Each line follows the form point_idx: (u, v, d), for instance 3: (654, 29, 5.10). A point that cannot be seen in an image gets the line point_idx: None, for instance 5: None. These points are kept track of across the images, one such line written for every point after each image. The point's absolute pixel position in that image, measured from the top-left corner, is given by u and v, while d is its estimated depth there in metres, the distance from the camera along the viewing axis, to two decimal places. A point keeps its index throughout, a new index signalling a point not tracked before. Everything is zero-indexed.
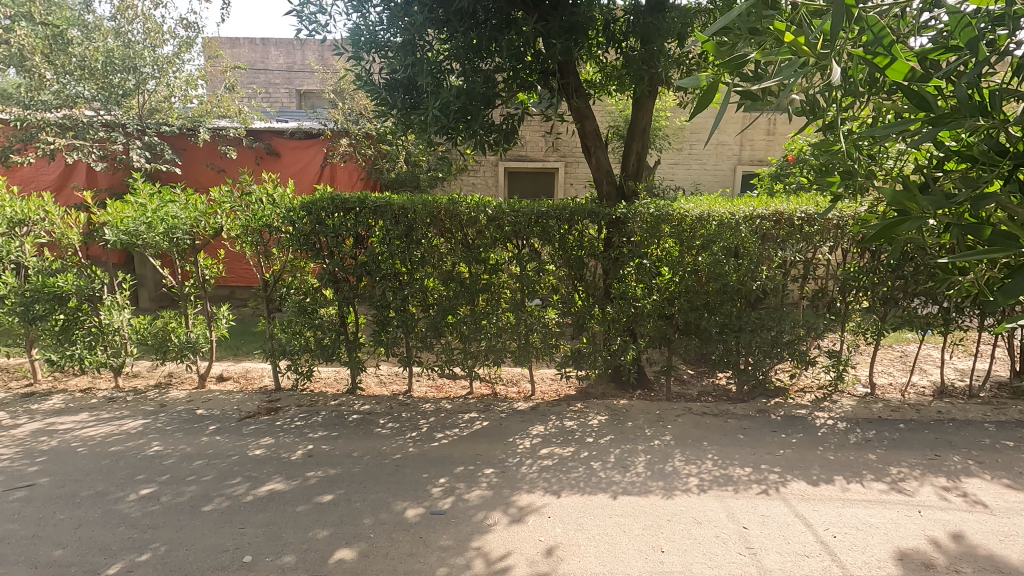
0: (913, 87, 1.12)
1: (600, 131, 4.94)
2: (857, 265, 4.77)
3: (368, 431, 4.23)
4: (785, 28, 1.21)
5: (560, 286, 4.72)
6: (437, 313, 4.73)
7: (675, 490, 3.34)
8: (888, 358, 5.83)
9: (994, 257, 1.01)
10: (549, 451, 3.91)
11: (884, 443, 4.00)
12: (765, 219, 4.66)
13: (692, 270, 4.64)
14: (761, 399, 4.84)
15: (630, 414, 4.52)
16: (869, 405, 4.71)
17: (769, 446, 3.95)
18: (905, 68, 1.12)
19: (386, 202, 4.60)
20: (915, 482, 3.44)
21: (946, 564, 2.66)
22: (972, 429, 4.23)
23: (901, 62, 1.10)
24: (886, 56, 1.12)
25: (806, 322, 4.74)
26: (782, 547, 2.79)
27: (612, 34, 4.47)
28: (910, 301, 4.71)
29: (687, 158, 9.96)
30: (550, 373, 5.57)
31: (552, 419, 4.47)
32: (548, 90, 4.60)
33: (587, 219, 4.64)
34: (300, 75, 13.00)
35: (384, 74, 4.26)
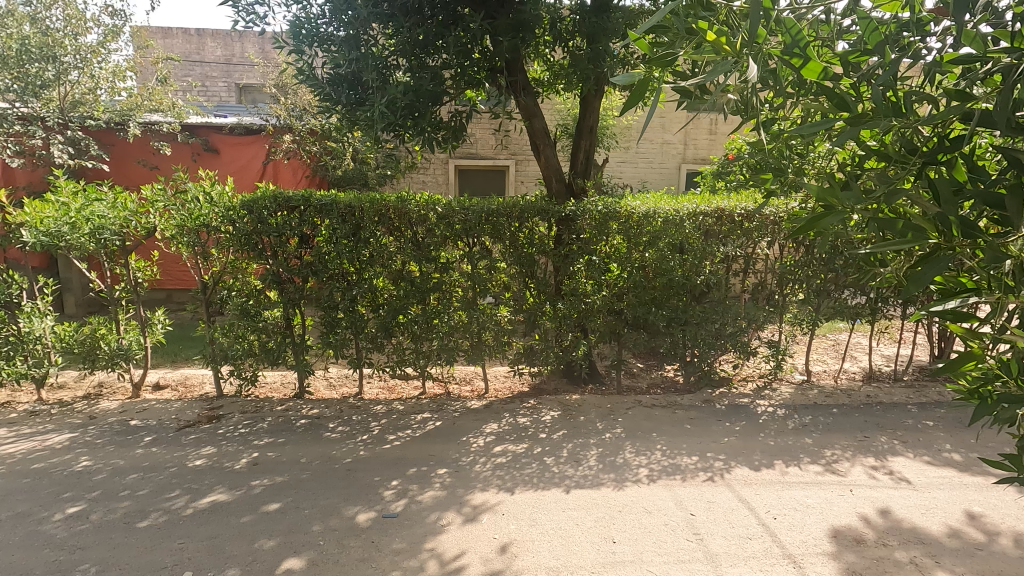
0: (833, 87, 1.14)
1: (548, 129, 4.98)
2: (792, 259, 5.01)
3: (317, 436, 4.11)
4: (709, 28, 1.23)
5: (512, 283, 4.74)
6: (387, 313, 4.64)
7: (626, 481, 3.42)
8: (822, 347, 6.17)
9: (904, 247, 1.03)
10: (503, 449, 3.92)
11: (819, 427, 4.22)
12: (707, 215, 4.84)
13: (639, 266, 4.76)
14: (706, 389, 5.02)
15: (582, 409, 4.59)
16: (805, 391, 4.97)
17: (715, 434, 4.10)
18: (821, 67, 1.16)
19: (331, 200, 4.47)
20: (847, 463, 3.65)
21: (875, 539, 2.83)
22: (897, 411, 4.53)
23: (815, 64, 1.14)
24: (801, 58, 1.15)
25: (747, 314, 4.98)
26: (727, 531, 2.90)
27: (559, 33, 4.50)
28: (841, 292, 5.02)
29: (634, 157, 10.20)
30: (504, 370, 5.58)
31: (506, 417, 4.48)
32: (497, 87, 4.59)
33: (536, 217, 4.67)
34: (239, 68, 12.43)
35: (328, 69, 4.15)
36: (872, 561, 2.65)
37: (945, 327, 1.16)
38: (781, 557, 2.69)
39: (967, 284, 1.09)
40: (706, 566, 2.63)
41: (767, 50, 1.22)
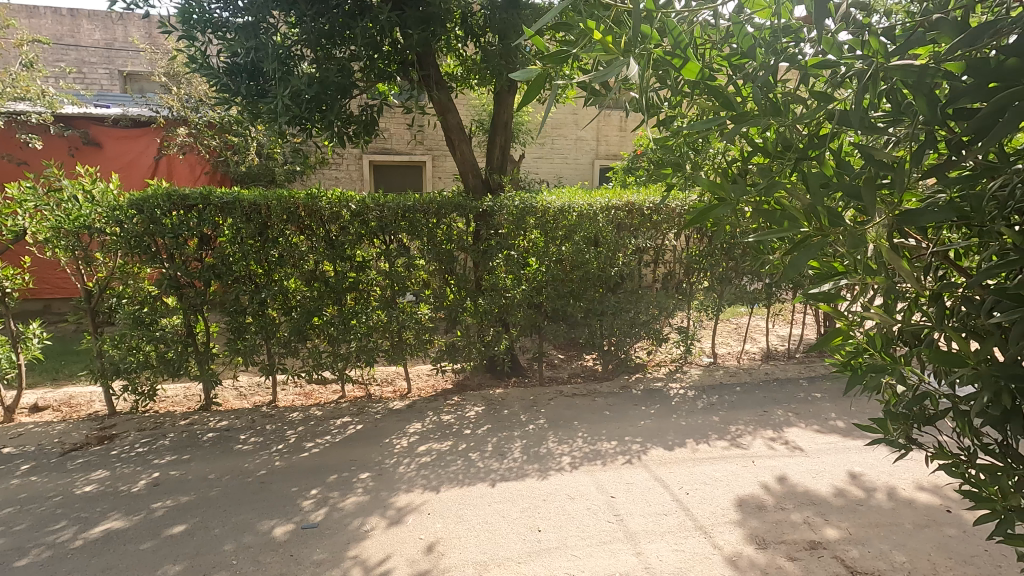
0: (713, 84, 1.11)
1: (463, 124, 4.96)
2: (697, 249, 5.34)
3: (227, 449, 3.86)
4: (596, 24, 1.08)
5: (432, 280, 4.69)
6: (300, 316, 4.41)
7: (549, 470, 3.50)
8: (726, 330, 6.63)
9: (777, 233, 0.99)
10: (427, 448, 3.87)
11: (725, 405, 4.54)
12: (619, 209, 5.05)
13: (556, 259, 4.86)
14: (624, 376, 5.24)
15: (505, 402, 4.64)
16: (712, 372, 5.33)
17: (632, 418, 4.29)
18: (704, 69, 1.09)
19: (234, 198, 4.18)
20: (749, 437, 3.95)
21: (774, 504, 3.08)
22: (791, 385, 4.97)
23: (696, 64, 1.07)
24: (681, 58, 1.10)
25: (658, 303, 5.24)
26: (645, 510, 3.05)
27: (470, 28, 4.53)
28: (740, 278, 5.41)
29: (549, 152, 10.41)
30: (426, 369, 5.52)
31: (429, 415, 4.43)
32: (409, 81, 4.50)
33: (454, 213, 4.64)
34: (122, 54, 11.32)
35: (224, 57, 3.88)
36: (772, 524, 2.88)
37: (817, 308, 1.27)
38: (693, 529, 2.86)
39: (837, 268, 1.17)
40: (627, 544, 2.75)
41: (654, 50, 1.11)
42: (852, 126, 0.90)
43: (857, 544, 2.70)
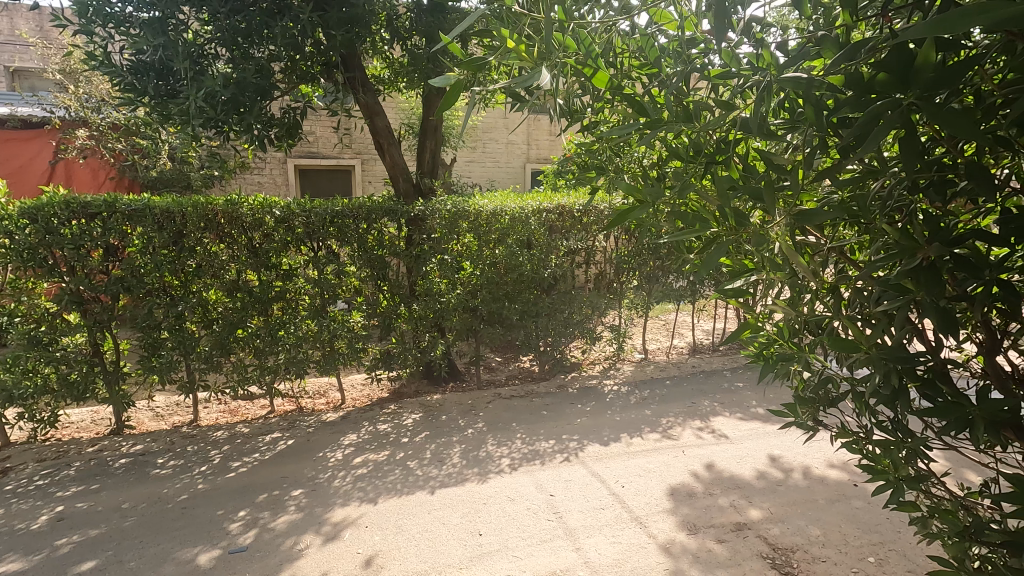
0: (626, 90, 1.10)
1: (392, 128, 4.89)
2: (626, 249, 5.53)
3: (142, 475, 3.59)
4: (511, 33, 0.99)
5: (364, 287, 4.58)
6: (223, 329, 4.18)
7: (489, 473, 3.50)
8: (656, 326, 6.91)
9: (689, 235, 1.04)
10: (363, 459, 3.77)
11: (656, 399, 4.73)
12: (550, 212, 5.15)
13: (490, 263, 4.88)
14: (560, 375, 5.35)
15: (443, 408, 4.60)
16: (643, 367, 5.53)
17: (569, 417, 4.38)
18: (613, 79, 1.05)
19: (143, 205, 3.90)
20: (680, 428, 4.13)
21: (703, 490, 3.24)
22: (716, 376, 5.25)
23: (605, 75, 1.03)
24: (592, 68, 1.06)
25: (591, 303, 5.38)
26: (583, 506, 3.12)
27: (396, 30, 4.44)
28: (667, 277, 5.65)
29: (481, 156, 10.47)
30: (361, 378, 5.38)
31: (365, 425, 4.32)
32: (333, 83, 4.37)
33: (385, 218, 4.55)
34: (7, 48, 10.27)
35: (128, 55, 3.62)
36: (702, 510, 3.02)
37: (729, 302, 1.35)
38: (629, 520, 2.95)
39: (748, 265, 1.24)
40: (566, 541, 2.80)
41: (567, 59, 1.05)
42: (752, 131, 0.96)
43: (778, 523, 2.89)
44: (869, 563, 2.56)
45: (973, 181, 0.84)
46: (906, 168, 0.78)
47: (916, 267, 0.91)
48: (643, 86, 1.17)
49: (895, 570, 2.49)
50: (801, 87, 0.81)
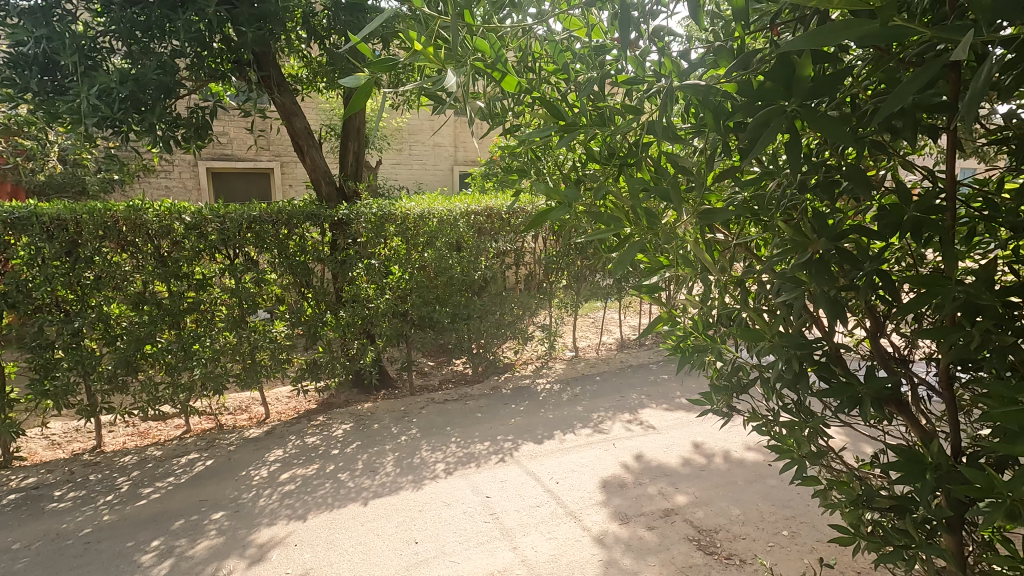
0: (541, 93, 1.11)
1: (311, 129, 4.72)
2: (554, 250, 5.64)
3: (36, 511, 3.25)
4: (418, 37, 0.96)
5: (286, 295, 4.39)
6: (128, 345, 3.86)
7: (424, 480, 3.46)
8: (585, 324, 7.10)
9: (605, 235, 1.06)
10: (290, 475, 3.61)
11: (587, 395, 4.86)
12: (478, 214, 5.18)
13: (419, 266, 4.84)
14: (493, 376, 5.37)
15: (375, 416, 4.49)
16: (574, 364, 5.67)
17: (503, 417, 4.41)
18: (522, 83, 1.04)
19: (29, 212, 3.54)
20: (610, 421, 4.26)
21: (633, 480, 3.36)
22: (643, 369, 5.46)
23: (515, 79, 1.03)
24: (501, 73, 1.05)
25: (521, 303, 5.45)
26: (519, 505, 3.14)
27: (313, 28, 4.29)
28: (594, 276, 5.83)
29: (408, 159, 10.35)
30: (286, 390, 5.14)
31: (292, 439, 4.14)
32: (246, 82, 4.16)
33: (307, 223, 4.38)
34: None
35: (6, 47, 3.27)
36: (633, 500, 3.13)
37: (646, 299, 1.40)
38: (564, 515, 3.01)
39: (662, 262, 1.29)
40: (503, 541, 2.81)
41: (475, 63, 1.02)
42: (659, 135, 0.99)
43: (702, 506, 3.04)
44: (784, 536, 2.74)
45: (852, 180, 0.92)
46: (793, 169, 0.85)
47: (807, 260, 0.99)
48: (559, 90, 1.18)
49: (806, 541, 2.69)
50: (699, 93, 0.85)
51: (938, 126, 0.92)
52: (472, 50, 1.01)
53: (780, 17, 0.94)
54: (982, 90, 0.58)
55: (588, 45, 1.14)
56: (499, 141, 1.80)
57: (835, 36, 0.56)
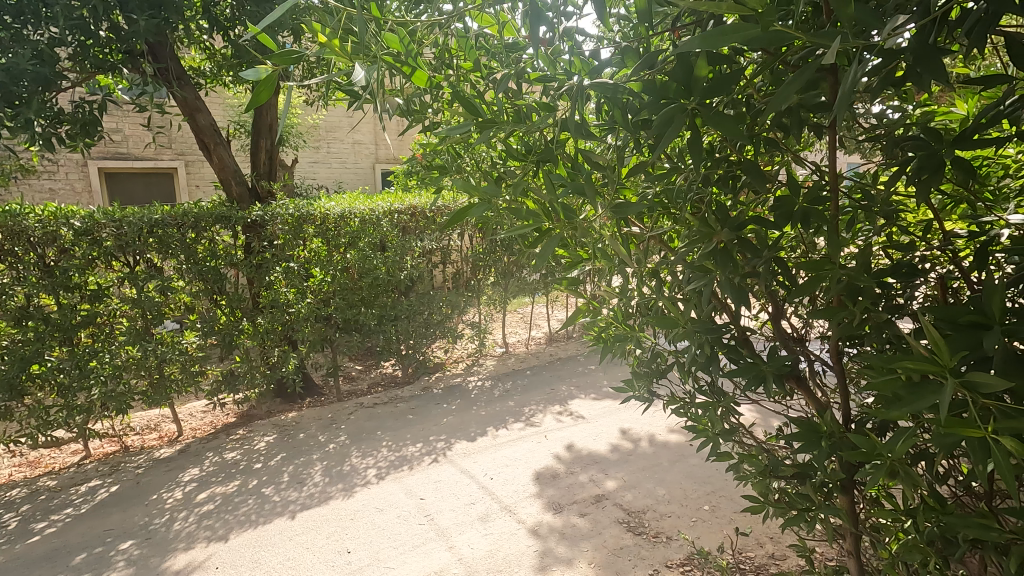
0: (456, 90, 1.10)
1: (217, 125, 4.44)
2: (480, 247, 5.68)
3: None
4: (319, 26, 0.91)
5: (196, 303, 4.12)
6: (11, 366, 3.45)
7: (354, 487, 3.37)
8: (514, 319, 7.19)
9: (525, 231, 1.07)
10: (208, 494, 3.39)
11: (518, 389, 4.92)
12: (401, 213, 5.12)
13: (342, 268, 4.70)
14: (424, 377, 5.30)
15: (301, 425, 4.31)
16: (504, 360, 5.72)
17: (435, 417, 4.37)
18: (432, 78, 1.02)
19: None
20: (541, 414, 4.34)
21: (565, 470, 3.44)
22: (572, 361, 5.61)
23: (424, 73, 1.00)
24: (410, 67, 1.02)
25: (450, 302, 5.43)
26: (454, 504, 3.13)
27: (216, 18, 3.91)
28: (521, 271, 5.90)
29: (326, 157, 10.01)
30: (201, 404, 4.82)
31: (209, 456, 3.89)
32: (140, 74, 3.84)
33: (217, 225, 4.12)
34: None
35: None
36: (565, 489, 3.21)
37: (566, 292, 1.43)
38: (499, 510, 3.03)
39: (582, 255, 1.31)
40: (439, 542, 2.79)
41: (383, 56, 0.98)
42: (572, 132, 1.00)
43: (630, 489, 3.16)
44: (705, 511, 2.91)
45: (749, 175, 0.99)
46: (696, 164, 0.90)
47: (712, 250, 1.05)
48: (476, 87, 1.17)
49: (725, 513, 2.87)
50: (608, 91, 0.88)
51: (821, 125, 1.00)
52: (381, 46, 0.97)
53: (681, 20, 0.98)
54: (848, 94, 0.64)
55: (501, 43, 1.13)
56: (417, 137, 1.78)
57: (724, 39, 0.60)
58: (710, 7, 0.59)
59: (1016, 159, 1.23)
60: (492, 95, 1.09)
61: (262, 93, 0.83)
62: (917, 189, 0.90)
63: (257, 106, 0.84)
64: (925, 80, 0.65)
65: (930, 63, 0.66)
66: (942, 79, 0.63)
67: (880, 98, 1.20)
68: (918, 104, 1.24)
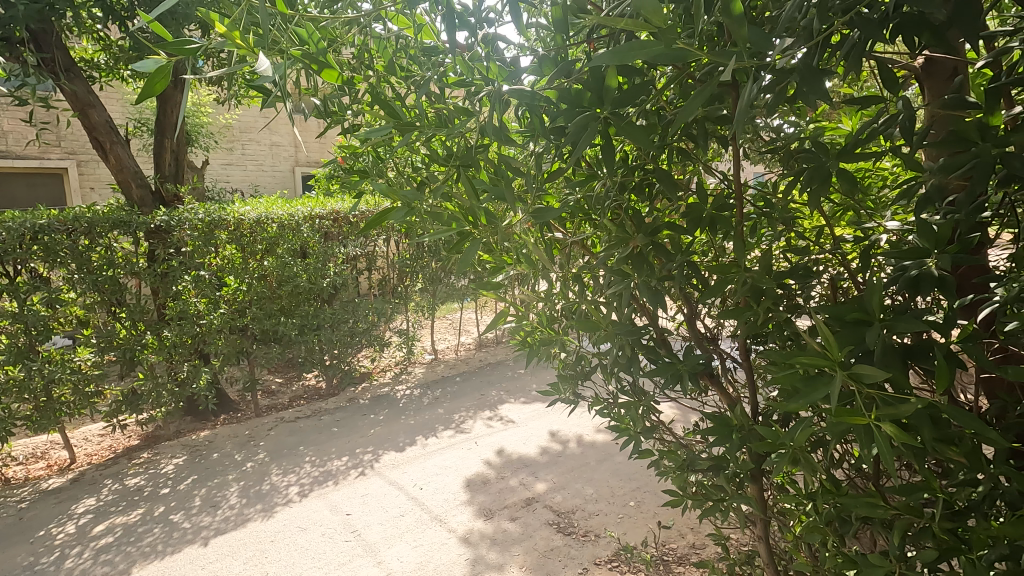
0: (373, 93, 1.07)
1: (114, 122, 4.08)
2: (407, 253, 5.59)
3: None
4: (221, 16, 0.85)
5: (92, 316, 3.77)
6: None
7: (275, 507, 3.19)
8: (444, 326, 7.12)
9: (447, 235, 1.04)
10: (106, 526, 3.09)
11: (448, 396, 4.87)
12: (323, 218, 4.93)
13: (259, 276, 4.46)
14: (349, 388, 5.12)
15: (214, 445, 4.04)
16: (433, 367, 5.65)
17: (362, 429, 4.24)
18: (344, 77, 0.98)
19: None
20: (471, 421, 4.32)
21: (496, 475, 3.44)
22: (501, 366, 5.63)
23: (336, 70, 0.96)
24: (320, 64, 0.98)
25: (376, 309, 5.30)
26: (382, 518, 3.04)
27: (110, 7, 3.53)
28: (449, 277, 5.86)
29: (240, 159, 9.50)
30: (97, 427, 4.40)
31: (108, 484, 3.55)
32: (19, 64, 3.47)
33: (114, 231, 3.79)
34: None
35: None
36: (496, 494, 3.21)
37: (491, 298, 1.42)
38: (429, 521, 2.98)
39: (506, 260, 1.31)
40: (366, 558, 2.70)
41: (294, 53, 0.93)
42: (492, 137, 1.00)
43: (560, 491, 3.21)
44: (631, 507, 3.01)
45: (661, 183, 1.03)
46: (611, 171, 0.92)
47: (629, 254, 1.09)
48: (395, 90, 1.15)
49: (649, 508, 2.98)
50: (525, 98, 0.89)
51: (727, 137, 1.06)
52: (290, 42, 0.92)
53: (595, 32, 1.01)
54: (745, 110, 0.68)
55: (419, 45, 1.11)
56: (336, 140, 1.71)
57: (632, 54, 0.62)
58: (620, 22, 0.61)
59: (892, 171, 1.37)
60: (412, 99, 1.08)
61: (156, 85, 0.77)
62: (808, 197, 0.98)
63: (151, 100, 0.78)
64: (811, 97, 0.71)
65: (815, 83, 0.72)
66: (826, 97, 0.68)
67: (778, 113, 1.29)
68: (809, 119, 1.35)
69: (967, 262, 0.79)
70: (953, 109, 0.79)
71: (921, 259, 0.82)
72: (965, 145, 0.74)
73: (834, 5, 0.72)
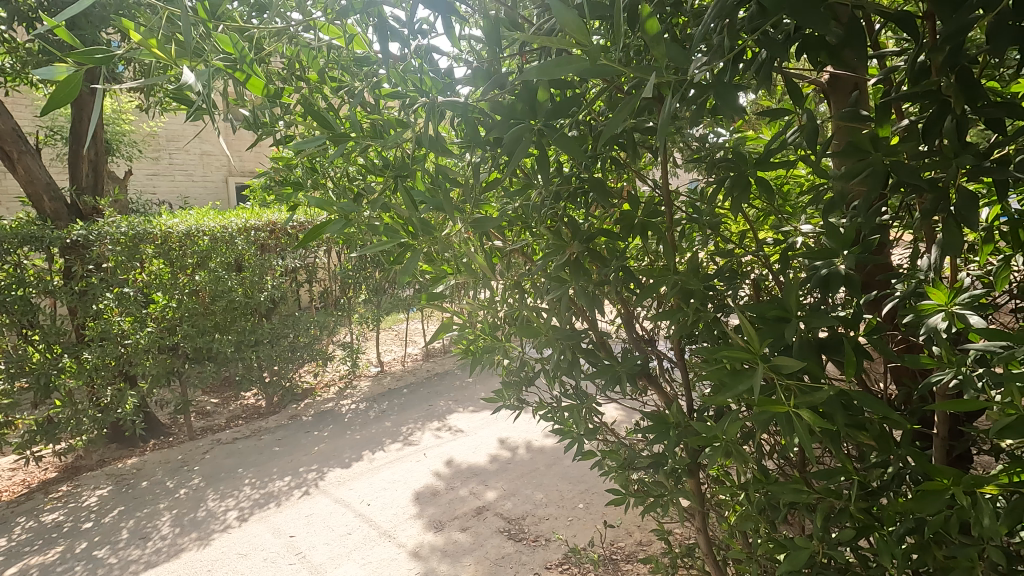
0: (305, 104, 1.05)
1: (21, 129, 3.78)
2: (349, 264, 5.46)
3: None
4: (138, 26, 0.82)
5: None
6: None
7: (211, 535, 3.03)
8: (389, 337, 7.00)
9: (386, 247, 1.03)
10: (19, 568, 2.83)
11: (395, 409, 4.78)
12: (259, 230, 4.75)
13: (190, 291, 4.23)
14: (291, 405, 4.94)
15: (143, 472, 3.79)
16: (379, 380, 5.55)
17: (306, 446, 4.10)
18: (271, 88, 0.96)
19: None
20: (419, 432, 4.25)
21: (445, 486, 3.41)
22: (449, 376, 5.59)
23: (261, 79, 0.94)
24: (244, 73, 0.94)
25: (318, 323, 5.13)
26: (328, 537, 2.96)
27: (15, 9, 3.28)
28: (393, 288, 5.77)
29: (167, 169, 9.04)
30: (8, 460, 4.05)
31: (20, 522, 3.27)
32: None
33: (24, 247, 3.52)
34: None
35: None
36: (445, 505, 3.17)
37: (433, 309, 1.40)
38: (377, 537, 2.91)
39: (446, 269, 1.30)
40: None
41: (217, 63, 0.90)
42: (429, 147, 1.00)
43: (510, 498, 3.22)
44: (580, 509, 3.05)
45: (595, 192, 1.07)
46: (545, 179, 0.94)
47: (565, 260, 1.11)
48: (328, 100, 1.13)
49: (597, 508, 3.03)
50: (459, 109, 0.90)
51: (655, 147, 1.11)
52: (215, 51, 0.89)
53: (527, 45, 1.04)
54: (665, 121, 0.72)
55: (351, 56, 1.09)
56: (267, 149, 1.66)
57: (562, 66, 0.64)
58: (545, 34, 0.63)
59: (807, 177, 1.47)
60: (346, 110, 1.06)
61: (63, 95, 0.73)
62: (731, 204, 1.04)
63: (59, 108, 0.74)
64: (727, 109, 0.75)
65: (728, 95, 0.76)
66: (739, 107, 0.73)
67: (703, 123, 1.35)
68: (734, 129, 1.43)
69: (870, 260, 0.85)
70: (852, 120, 0.85)
71: (830, 260, 0.89)
72: (861, 154, 0.79)
73: (743, 23, 0.77)
